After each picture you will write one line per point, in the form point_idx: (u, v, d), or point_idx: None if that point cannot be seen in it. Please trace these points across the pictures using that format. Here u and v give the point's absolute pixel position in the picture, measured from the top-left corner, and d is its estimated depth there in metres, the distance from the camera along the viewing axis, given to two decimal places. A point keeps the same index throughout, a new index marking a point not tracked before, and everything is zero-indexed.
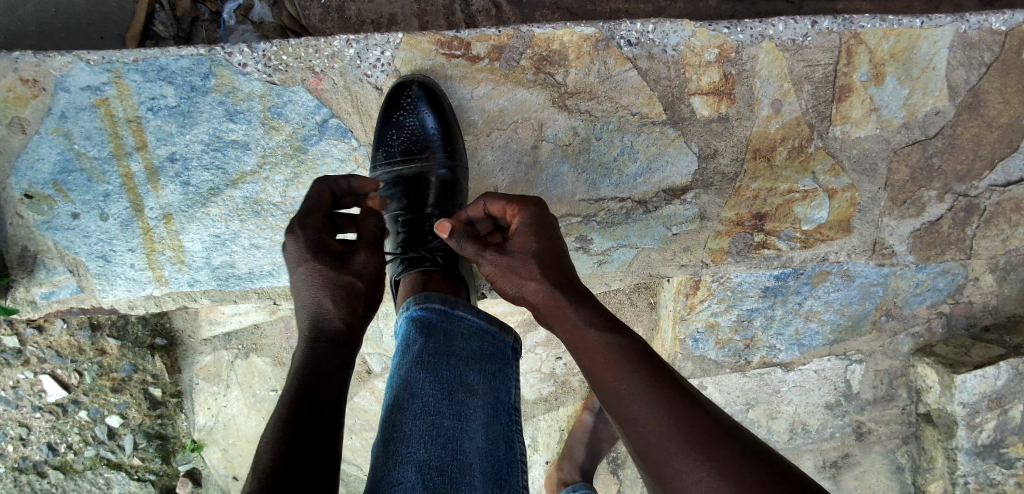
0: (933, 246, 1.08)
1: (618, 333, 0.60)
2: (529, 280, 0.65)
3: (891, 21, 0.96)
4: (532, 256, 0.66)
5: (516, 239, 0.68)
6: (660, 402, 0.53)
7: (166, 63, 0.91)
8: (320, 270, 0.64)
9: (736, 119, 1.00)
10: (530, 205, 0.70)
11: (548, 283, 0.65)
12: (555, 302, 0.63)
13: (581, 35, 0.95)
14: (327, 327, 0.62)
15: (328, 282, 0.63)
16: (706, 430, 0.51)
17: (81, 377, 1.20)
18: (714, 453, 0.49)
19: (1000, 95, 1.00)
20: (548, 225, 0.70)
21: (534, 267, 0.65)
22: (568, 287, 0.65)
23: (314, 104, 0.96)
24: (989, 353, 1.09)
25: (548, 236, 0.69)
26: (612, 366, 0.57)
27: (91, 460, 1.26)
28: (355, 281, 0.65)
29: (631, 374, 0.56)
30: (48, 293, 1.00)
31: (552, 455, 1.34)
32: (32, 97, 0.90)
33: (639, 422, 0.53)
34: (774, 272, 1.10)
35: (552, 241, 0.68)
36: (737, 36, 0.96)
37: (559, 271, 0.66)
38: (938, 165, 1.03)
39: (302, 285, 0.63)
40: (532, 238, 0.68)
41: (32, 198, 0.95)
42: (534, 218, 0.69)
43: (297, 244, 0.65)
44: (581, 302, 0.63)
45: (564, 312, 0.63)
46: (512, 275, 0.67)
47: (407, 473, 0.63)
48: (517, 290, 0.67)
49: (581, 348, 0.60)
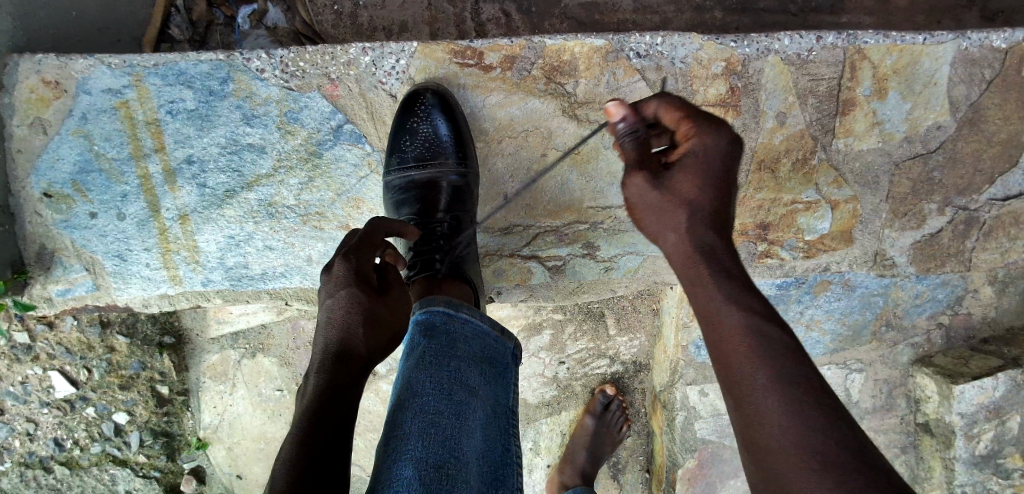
0: (933, 258, 1.10)
1: (755, 315, 0.55)
2: (674, 227, 0.61)
3: (894, 38, 0.98)
4: (686, 203, 0.61)
5: (675, 174, 0.62)
6: (787, 399, 0.50)
7: (185, 67, 0.93)
8: (356, 298, 0.65)
9: (742, 130, 1.02)
10: (712, 133, 0.62)
11: (696, 237, 0.60)
12: (694, 260, 0.60)
13: (591, 47, 0.97)
14: (352, 353, 0.64)
15: (364, 315, 0.65)
16: (831, 439, 0.47)
17: (89, 374, 1.22)
18: (838, 457, 0.46)
19: (1000, 111, 1.02)
20: (722, 161, 0.62)
21: (684, 215, 0.61)
22: (718, 249, 0.60)
23: (329, 110, 0.98)
24: (987, 364, 1.10)
25: (716, 179, 0.62)
26: (739, 348, 0.53)
27: (97, 456, 1.28)
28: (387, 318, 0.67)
29: (760, 364, 0.52)
30: (64, 290, 1.02)
31: (553, 458, 1.36)
32: (54, 99, 0.92)
33: (755, 408, 0.50)
34: (776, 280, 1.12)
35: (718, 189, 0.62)
36: (743, 50, 0.98)
37: (712, 226, 0.61)
38: (938, 179, 1.05)
39: (334, 309, 0.64)
40: (694, 177, 0.61)
41: (52, 197, 0.96)
42: (709, 151, 0.62)
43: (342, 269, 0.66)
44: (721, 271, 0.58)
45: (702, 275, 0.58)
46: (658, 212, 0.62)
47: (404, 470, 0.65)
48: (656, 231, 0.63)
49: (712, 314, 0.56)
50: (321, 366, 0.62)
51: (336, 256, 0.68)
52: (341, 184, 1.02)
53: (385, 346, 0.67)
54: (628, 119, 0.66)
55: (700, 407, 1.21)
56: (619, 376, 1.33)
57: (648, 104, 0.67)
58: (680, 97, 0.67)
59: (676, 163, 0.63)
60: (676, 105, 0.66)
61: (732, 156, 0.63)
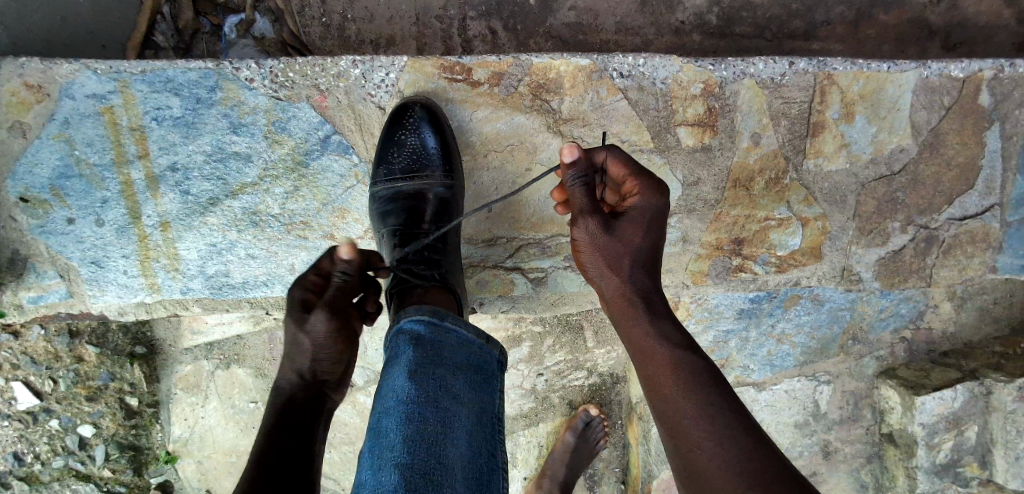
0: (896, 273, 1.15)
1: (685, 352, 0.65)
2: (617, 271, 0.71)
3: (860, 65, 1.04)
4: (631, 251, 0.70)
5: (622, 224, 0.71)
6: (710, 423, 0.59)
7: (173, 74, 0.93)
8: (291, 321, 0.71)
9: (719, 149, 1.07)
10: (656, 193, 0.71)
11: (634, 280, 0.71)
12: (633, 302, 0.70)
13: (577, 66, 1.00)
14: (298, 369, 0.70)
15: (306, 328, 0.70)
16: (746, 455, 0.56)
17: (56, 384, 1.19)
18: (761, 471, 0.55)
19: (956, 136, 1.09)
20: (658, 217, 0.71)
21: (628, 262, 0.70)
22: (650, 292, 0.71)
23: (318, 120, 0.98)
24: (946, 376, 1.16)
25: (653, 231, 0.71)
26: (669, 382, 0.63)
27: (59, 471, 1.24)
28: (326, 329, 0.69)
29: (690, 394, 0.62)
30: (36, 297, 1.00)
31: (531, 470, 1.37)
32: (34, 102, 0.90)
33: (685, 431, 0.60)
34: (749, 294, 1.16)
35: (655, 239, 0.72)
36: (721, 73, 1.02)
37: (646, 269, 0.71)
38: (901, 199, 1.11)
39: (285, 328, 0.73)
40: (638, 229, 0.71)
41: (27, 202, 0.94)
42: (651, 207, 0.71)
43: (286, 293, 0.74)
44: (657, 313, 0.69)
45: (637, 314, 0.69)
46: (604, 255, 0.71)
47: (390, 476, 0.67)
48: (599, 272, 0.72)
49: (647, 351, 0.67)
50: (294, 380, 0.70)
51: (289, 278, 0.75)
52: (327, 194, 1.02)
53: (341, 353, 0.72)
54: (581, 161, 0.70)
55: None
56: (597, 388, 1.35)
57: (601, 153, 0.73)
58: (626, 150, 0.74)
59: (624, 214, 0.71)
60: (623, 161, 0.73)
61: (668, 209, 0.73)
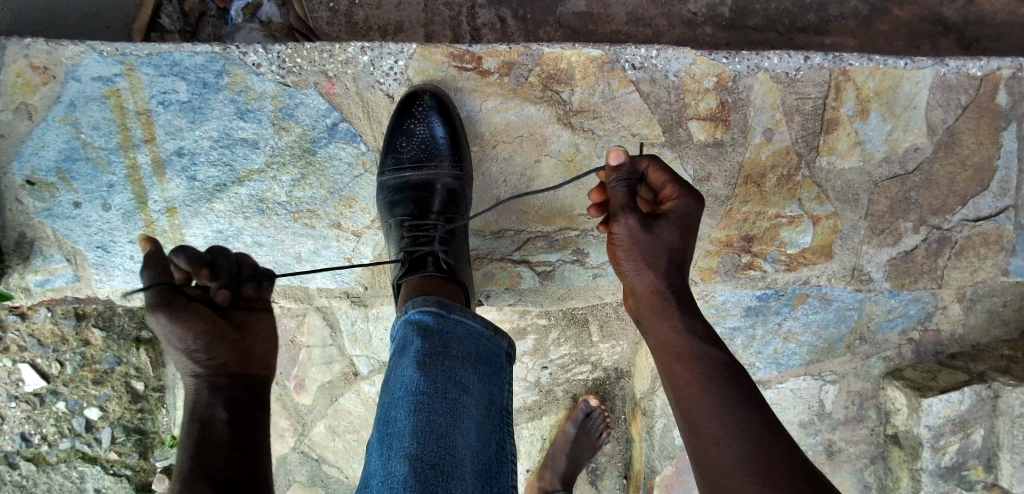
0: (907, 273, 1.14)
1: (710, 348, 0.65)
2: (652, 266, 0.69)
3: (876, 61, 1.02)
4: (668, 250, 0.69)
5: (662, 223, 0.69)
6: (728, 421, 0.59)
7: (180, 58, 0.92)
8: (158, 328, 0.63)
9: (731, 145, 1.05)
10: (693, 198, 0.71)
11: (668, 278, 0.69)
12: (662, 296, 0.69)
13: (588, 57, 0.99)
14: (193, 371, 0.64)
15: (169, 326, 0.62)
16: (761, 454, 0.56)
17: (62, 367, 1.20)
18: (774, 472, 0.54)
19: (972, 135, 1.07)
20: (694, 220, 0.71)
21: (663, 259, 0.69)
22: (681, 290, 0.70)
23: (325, 107, 0.97)
24: (954, 379, 1.14)
25: (688, 234, 0.71)
26: (692, 376, 0.63)
27: (65, 452, 1.25)
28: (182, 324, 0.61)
29: (711, 390, 0.61)
30: (43, 280, 1.00)
31: (533, 463, 1.37)
32: (40, 84, 0.90)
33: (703, 427, 0.59)
34: (757, 292, 1.15)
35: (691, 242, 0.71)
36: (734, 66, 1.01)
37: (679, 269, 0.70)
38: (914, 199, 1.09)
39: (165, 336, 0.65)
40: (677, 229, 0.70)
41: (34, 185, 0.94)
42: (689, 212, 0.70)
43: None
44: (686, 309, 0.68)
45: (670, 311, 0.68)
46: (640, 250, 0.69)
47: (400, 466, 0.67)
48: (636, 269, 0.69)
49: (678, 347, 0.66)
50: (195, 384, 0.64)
51: None
52: (334, 182, 1.01)
53: (221, 338, 0.64)
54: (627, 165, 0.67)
55: None
56: (601, 382, 1.34)
57: (644, 159, 0.69)
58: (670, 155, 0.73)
59: (664, 214, 0.70)
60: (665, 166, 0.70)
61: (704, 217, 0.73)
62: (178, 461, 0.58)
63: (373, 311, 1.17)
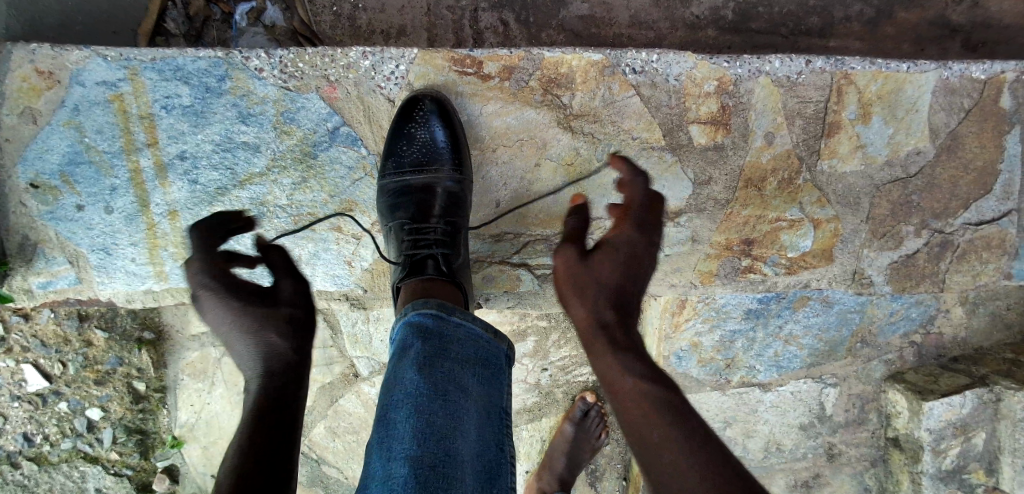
0: (908, 277, 1.14)
1: (654, 381, 0.60)
2: (588, 300, 0.66)
3: (879, 65, 1.02)
4: (607, 281, 0.66)
5: (600, 255, 0.68)
6: (684, 459, 0.54)
7: (183, 63, 0.92)
8: (244, 309, 0.66)
9: (731, 148, 1.05)
10: (633, 231, 0.70)
11: (602, 310, 0.65)
12: (600, 330, 0.64)
13: (589, 61, 0.99)
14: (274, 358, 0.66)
15: (237, 306, 0.66)
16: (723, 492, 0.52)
17: (65, 367, 1.20)
18: None
19: (975, 139, 1.06)
20: (637, 250, 0.69)
21: (600, 292, 0.66)
22: (616, 326, 0.65)
23: (327, 111, 0.98)
24: (955, 382, 1.14)
25: (628, 265, 0.68)
26: (641, 416, 0.58)
27: (67, 452, 1.25)
28: (252, 311, 0.66)
29: (662, 429, 0.56)
30: (45, 283, 1.01)
31: (533, 464, 1.37)
32: (45, 89, 0.90)
33: (660, 469, 0.54)
34: (758, 295, 1.15)
35: (636, 273, 0.68)
36: (736, 70, 1.01)
37: (620, 300, 0.66)
38: (916, 202, 1.09)
39: (227, 326, 0.67)
40: (611, 259, 0.67)
41: (38, 188, 0.95)
42: (631, 243, 0.69)
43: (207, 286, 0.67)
44: (626, 342, 0.63)
45: (606, 347, 0.63)
46: (577, 284, 0.67)
47: (400, 467, 0.67)
48: (569, 301, 0.67)
49: (615, 382, 0.61)
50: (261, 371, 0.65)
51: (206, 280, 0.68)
52: (335, 186, 1.02)
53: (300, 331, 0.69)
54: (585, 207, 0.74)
55: None
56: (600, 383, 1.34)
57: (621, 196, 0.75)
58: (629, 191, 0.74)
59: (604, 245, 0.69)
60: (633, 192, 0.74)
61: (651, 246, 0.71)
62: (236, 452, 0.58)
63: (374, 312, 1.17)
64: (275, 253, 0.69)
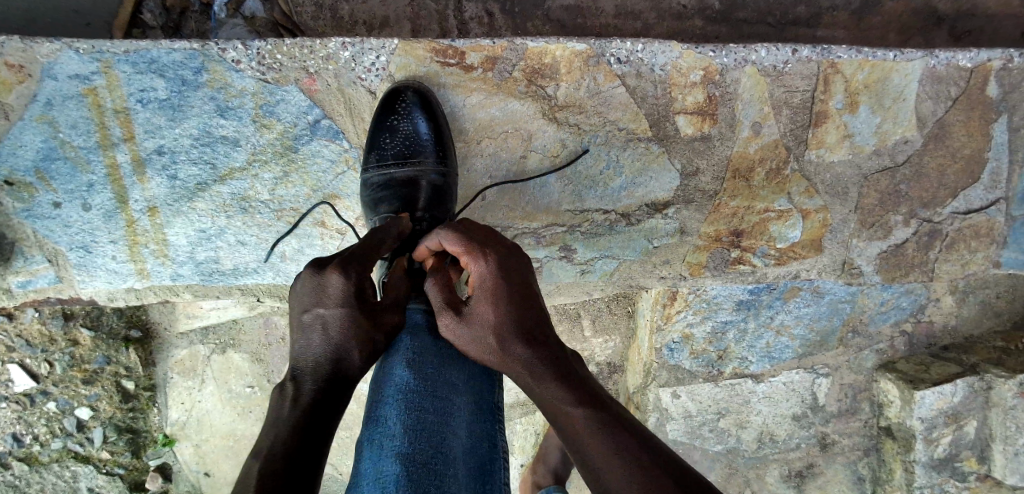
0: (898, 267, 1.13)
1: (576, 402, 0.60)
2: (492, 353, 0.67)
3: (866, 53, 1.00)
4: (492, 328, 0.66)
5: (476, 304, 0.68)
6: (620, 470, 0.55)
7: (158, 55, 0.91)
8: (352, 320, 0.67)
9: (718, 138, 1.04)
10: (488, 260, 0.68)
11: (509, 352, 0.65)
12: (515, 375, 0.65)
13: (572, 51, 0.97)
14: (344, 375, 0.67)
15: (354, 314, 0.66)
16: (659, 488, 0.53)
17: (51, 367, 1.19)
18: None
19: (964, 127, 1.06)
20: (510, 278, 0.68)
21: (493, 340, 0.66)
22: (531, 361, 0.64)
23: (306, 104, 0.96)
24: (946, 371, 1.15)
25: (511, 296, 0.67)
26: (577, 438, 0.59)
27: (58, 452, 1.24)
28: (365, 315, 0.67)
29: (597, 445, 0.57)
30: (24, 282, 1.00)
31: (526, 458, 1.36)
32: (16, 83, 0.88)
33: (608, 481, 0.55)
34: (748, 286, 1.14)
35: (517, 299, 0.67)
36: (721, 59, 0.99)
37: (518, 336, 0.65)
38: (905, 191, 1.08)
39: (331, 329, 0.66)
40: (489, 300, 0.67)
41: (13, 185, 0.93)
42: (492, 275, 0.68)
43: (337, 284, 0.66)
44: (540, 374, 0.63)
45: (529, 388, 0.64)
46: (476, 342, 0.68)
47: (390, 465, 0.66)
48: (483, 356, 0.68)
49: (550, 417, 0.62)
50: (318, 373, 0.66)
51: (333, 272, 0.66)
52: (317, 180, 1.01)
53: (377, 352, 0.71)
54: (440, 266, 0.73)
55: (672, 409, 1.23)
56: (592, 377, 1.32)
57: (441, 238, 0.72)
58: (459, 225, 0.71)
59: (476, 293, 0.68)
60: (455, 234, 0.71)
61: (515, 265, 0.69)
62: (278, 446, 0.59)
63: None
64: (397, 280, 0.76)
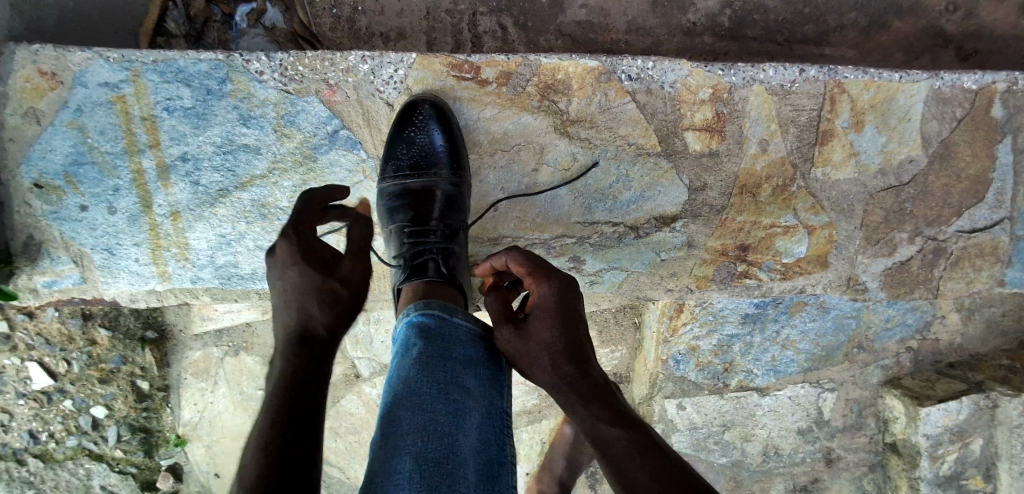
0: (903, 283, 1.15)
1: (619, 424, 0.62)
2: (539, 368, 0.68)
3: (871, 74, 1.03)
4: (545, 345, 0.69)
5: (530, 321, 0.71)
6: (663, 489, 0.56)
7: (184, 65, 0.95)
8: (303, 272, 0.64)
9: (726, 155, 1.06)
10: (547, 282, 0.72)
11: (555, 370, 0.67)
12: (561, 392, 0.67)
13: (585, 68, 1.00)
14: (311, 332, 0.62)
15: (300, 268, 0.64)
16: None
17: (69, 365, 1.22)
18: None
19: (968, 147, 1.08)
20: (567, 303, 0.72)
21: (544, 356, 0.68)
22: (577, 381, 0.67)
23: (326, 115, 1.00)
24: (951, 388, 1.16)
25: (565, 320, 0.71)
26: (617, 458, 0.60)
27: (73, 450, 1.27)
28: (315, 271, 0.64)
29: (636, 465, 0.59)
30: (50, 282, 1.03)
31: (532, 466, 1.38)
32: (49, 90, 0.92)
33: None
34: (754, 300, 1.16)
35: (568, 322, 0.71)
36: (730, 78, 1.02)
37: (566, 355, 0.68)
38: (910, 209, 1.10)
39: (287, 290, 0.64)
40: (545, 320, 0.70)
41: (42, 188, 0.97)
42: (550, 296, 0.71)
43: (282, 246, 0.65)
44: (588, 393, 0.66)
45: (571, 405, 0.66)
46: (525, 358, 0.70)
47: (403, 464, 0.67)
48: (527, 372, 0.70)
49: (589, 439, 0.64)
50: (286, 339, 0.63)
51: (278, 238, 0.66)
52: None
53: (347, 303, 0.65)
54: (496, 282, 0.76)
55: (677, 420, 1.25)
56: None
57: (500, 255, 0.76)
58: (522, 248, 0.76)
59: (531, 311, 0.72)
60: (523, 256, 0.74)
61: (571, 292, 0.73)
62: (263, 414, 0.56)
63: (374, 312, 1.22)
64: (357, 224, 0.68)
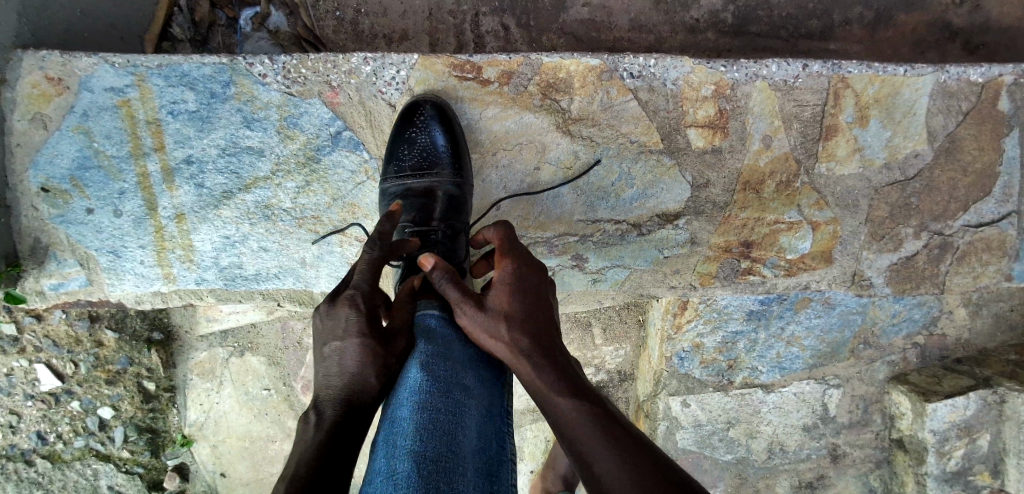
0: (908, 279, 1.14)
1: (573, 394, 0.63)
2: (497, 339, 0.69)
3: (876, 68, 1.02)
4: (504, 316, 0.69)
5: (491, 294, 0.71)
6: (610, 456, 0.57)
7: (188, 70, 0.95)
8: (368, 345, 0.73)
9: (728, 151, 1.06)
10: (511, 260, 0.73)
11: (513, 340, 0.68)
12: (518, 362, 0.67)
13: (586, 66, 1.00)
14: (362, 398, 0.72)
15: (367, 342, 0.73)
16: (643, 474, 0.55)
17: (77, 367, 1.22)
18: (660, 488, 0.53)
19: (974, 141, 1.07)
20: (529, 280, 0.73)
21: (502, 326, 0.69)
22: (534, 352, 0.67)
23: (329, 117, 1.00)
24: (958, 383, 1.15)
25: (527, 295, 0.71)
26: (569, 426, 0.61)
27: (80, 451, 1.28)
28: (377, 346, 0.73)
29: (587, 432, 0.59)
30: (57, 284, 1.03)
31: (537, 464, 1.37)
32: (56, 95, 0.93)
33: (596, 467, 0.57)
34: (759, 296, 1.15)
35: (529, 298, 0.71)
36: (732, 74, 1.01)
37: (525, 327, 0.69)
38: (915, 204, 1.09)
39: (348, 356, 0.72)
40: (506, 293, 0.71)
41: (49, 192, 0.97)
42: (513, 272, 0.72)
43: (350, 314, 0.72)
44: (544, 363, 0.66)
45: (526, 374, 0.66)
46: (483, 330, 0.70)
47: (402, 463, 0.67)
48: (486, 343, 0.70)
49: (544, 408, 0.64)
50: (335, 396, 0.71)
51: (346, 304, 0.73)
52: (338, 189, 1.04)
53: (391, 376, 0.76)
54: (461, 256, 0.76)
55: (682, 418, 1.24)
56: (603, 385, 1.33)
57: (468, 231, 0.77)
58: (493, 228, 0.77)
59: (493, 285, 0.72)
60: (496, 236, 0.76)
61: (534, 269, 0.74)
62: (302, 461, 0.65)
63: None
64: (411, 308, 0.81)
